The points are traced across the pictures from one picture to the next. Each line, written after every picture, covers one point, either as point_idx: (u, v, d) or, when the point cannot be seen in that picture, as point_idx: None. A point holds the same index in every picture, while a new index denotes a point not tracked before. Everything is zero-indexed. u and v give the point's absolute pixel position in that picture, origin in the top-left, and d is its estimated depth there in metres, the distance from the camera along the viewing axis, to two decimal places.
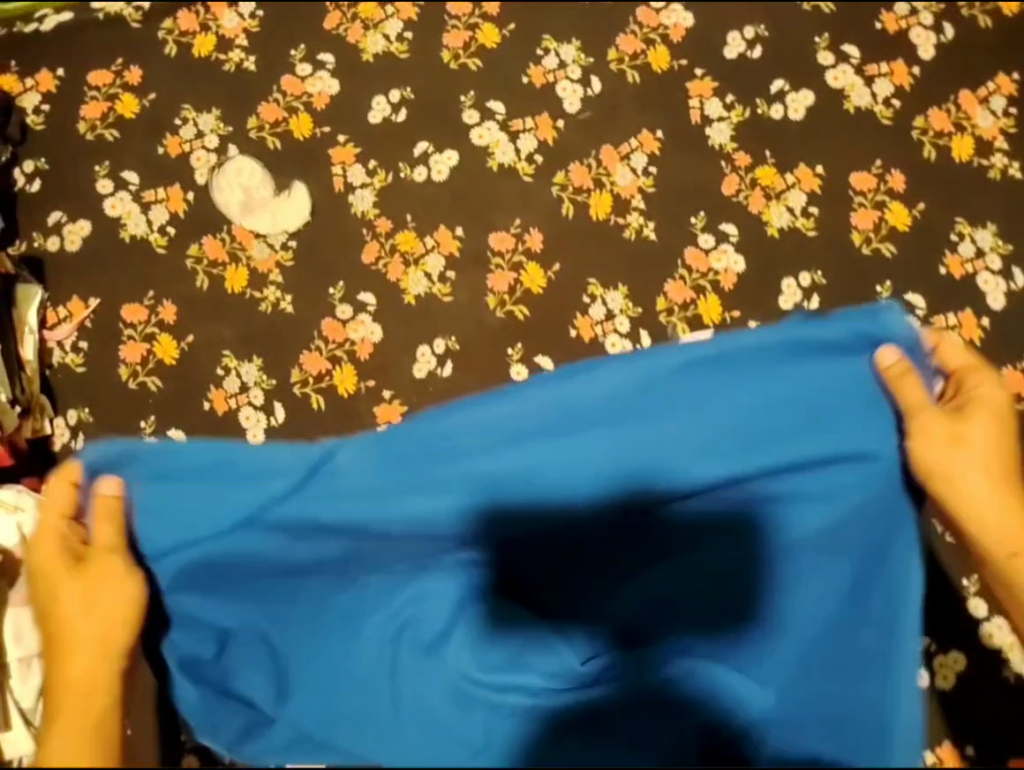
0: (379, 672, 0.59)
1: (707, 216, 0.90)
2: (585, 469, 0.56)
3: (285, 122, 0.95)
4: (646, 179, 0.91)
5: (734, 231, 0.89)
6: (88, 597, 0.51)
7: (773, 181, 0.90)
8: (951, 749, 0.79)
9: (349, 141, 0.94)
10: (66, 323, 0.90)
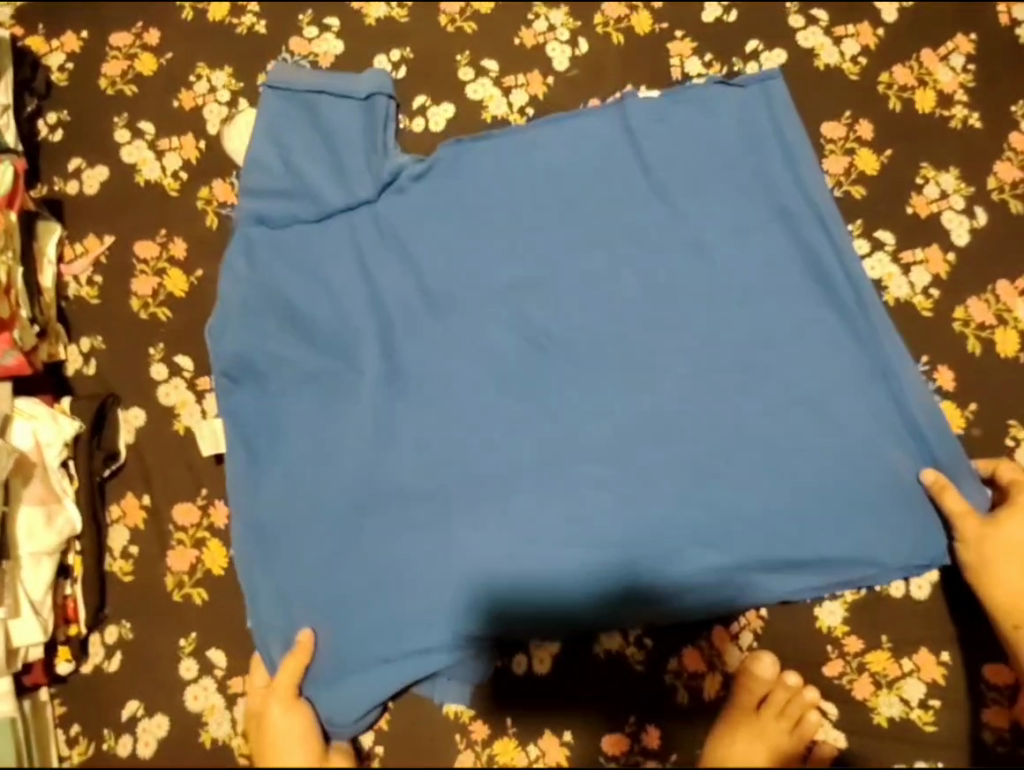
0: (463, 418, 0.89)
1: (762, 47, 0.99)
2: (589, 194, 0.95)
3: (310, 59, 1.02)
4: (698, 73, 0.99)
5: (782, 58, 0.99)
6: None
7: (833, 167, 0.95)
8: (927, 654, 0.84)
9: (392, 55, 1.02)
10: (82, 259, 0.96)
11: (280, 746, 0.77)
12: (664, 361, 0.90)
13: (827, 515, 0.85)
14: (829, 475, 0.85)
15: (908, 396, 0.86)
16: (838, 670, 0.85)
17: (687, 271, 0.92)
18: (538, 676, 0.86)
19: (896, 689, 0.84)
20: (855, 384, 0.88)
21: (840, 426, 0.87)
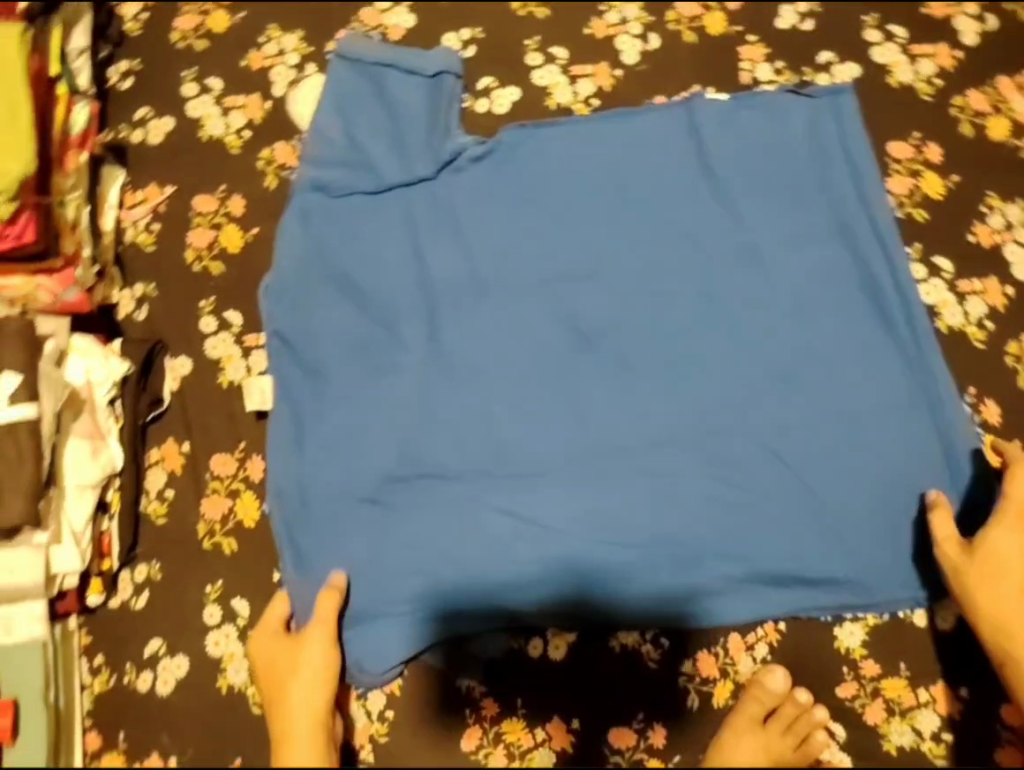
0: (509, 398, 0.92)
1: (836, 57, 1.01)
2: (651, 190, 0.97)
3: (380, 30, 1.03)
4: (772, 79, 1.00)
5: (856, 71, 1.00)
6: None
7: (900, 186, 0.96)
8: (944, 687, 0.85)
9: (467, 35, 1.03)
10: (142, 206, 0.97)
11: (297, 677, 0.80)
12: (704, 368, 0.93)
13: (839, 531, 0.88)
14: (851, 493, 0.89)
15: (948, 425, 0.89)
16: (851, 691, 0.86)
17: (743, 276, 0.95)
18: (552, 662, 0.88)
19: (909, 718, 0.84)
20: (897, 407, 0.90)
21: (878, 447, 0.89)
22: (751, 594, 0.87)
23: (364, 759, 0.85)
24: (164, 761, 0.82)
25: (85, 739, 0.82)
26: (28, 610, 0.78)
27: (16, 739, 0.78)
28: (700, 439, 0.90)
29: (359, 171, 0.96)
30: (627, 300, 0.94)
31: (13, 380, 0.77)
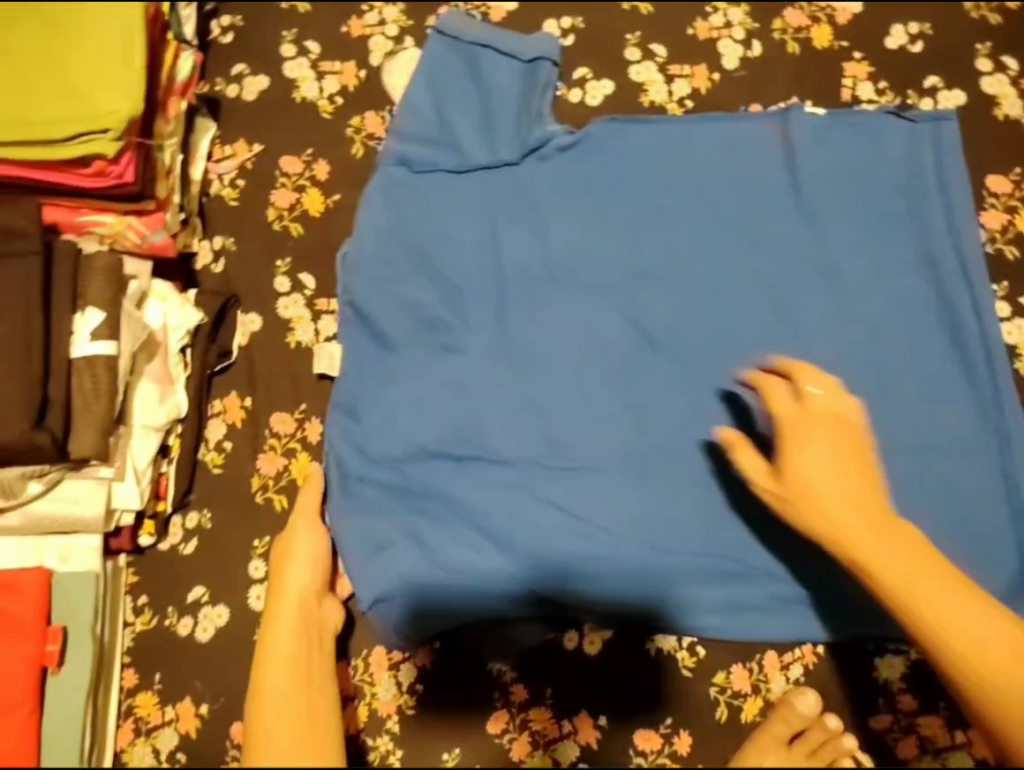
0: (573, 392, 0.91)
1: (941, 82, 0.99)
2: (737, 198, 0.96)
3: (482, 10, 1.03)
4: (871, 100, 0.99)
5: (961, 99, 0.98)
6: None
7: (995, 221, 0.95)
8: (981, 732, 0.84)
9: (566, 21, 1.03)
10: (229, 160, 0.98)
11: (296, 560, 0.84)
12: (772, 383, 0.91)
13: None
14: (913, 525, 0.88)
15: (1018, 467, 0.87)
16: (885, 725, 0.86)
17: (821, 295, 0.94)
18: (586, 656, 0.89)
19: (943, 759, 0.84)
20: (969, 446, 0.89)
21: (945, 482, 0.88)
22: (798, 617, 0.87)
23: (390, 728, 0.87)
24: (196, 707, 0.83)
25: (122, 676, 0.84)
26: (83, 541, 0.81)
27: (61, 667, 0.77)
28: None
29: (445, 149, 0.96)
30: (700, 306, 0.93)
31: (97, 315, 0.78)
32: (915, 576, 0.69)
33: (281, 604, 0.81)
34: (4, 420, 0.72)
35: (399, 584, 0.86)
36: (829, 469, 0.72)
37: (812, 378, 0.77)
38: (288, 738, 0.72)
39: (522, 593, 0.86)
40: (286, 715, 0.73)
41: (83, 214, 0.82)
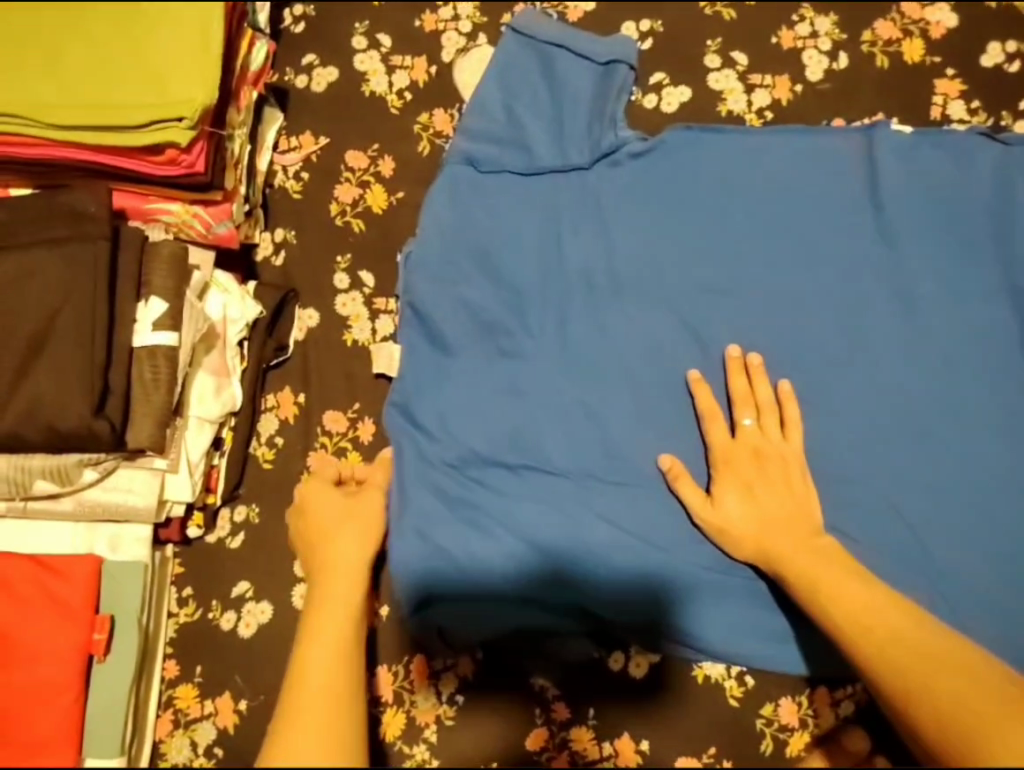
0: (632, 407, 0.88)
1: None
2: (812, 215, 0.92)
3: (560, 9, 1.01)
4: (961, 119, 0.94)
5: None
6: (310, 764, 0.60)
7: None
8: None
9: (645, 23, 1.00)
10: (295, 153, 0.97)
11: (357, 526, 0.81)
12: (841, 410, 0.88)
13: (951, 602, 0.83)
14: (981, 567, 0.84)
15: None
16: None
17: (897, 321, 0.90)
18: (631, 679, 0.87)
19: None
20: None
21: (1018, 525, 0.85)
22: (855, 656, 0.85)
23: (426, 737, 0.86)
24: (235, 703, 0.83)
25: (164, 667, 0.84)
26: (133, 531, 0.80)
27: (107, 655, 0.77)
28: (821, 482, 0.87)
29: (514, 150, 0.94)
30: (769, 326, 0.90)
31: (160, 305, 0.77)
32: (844, 582, 0.77)
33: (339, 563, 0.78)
34: (66, 405, 0.72)
35: (449, 589, 0.84)
36: (741, 503, 0.84)
37: (747, 410, 0.86)
38: (325, 690, 0.67)
39: (570, 608, 0.84)
40: (326, 668, 0.69)
41: (150, 203, 0.82)
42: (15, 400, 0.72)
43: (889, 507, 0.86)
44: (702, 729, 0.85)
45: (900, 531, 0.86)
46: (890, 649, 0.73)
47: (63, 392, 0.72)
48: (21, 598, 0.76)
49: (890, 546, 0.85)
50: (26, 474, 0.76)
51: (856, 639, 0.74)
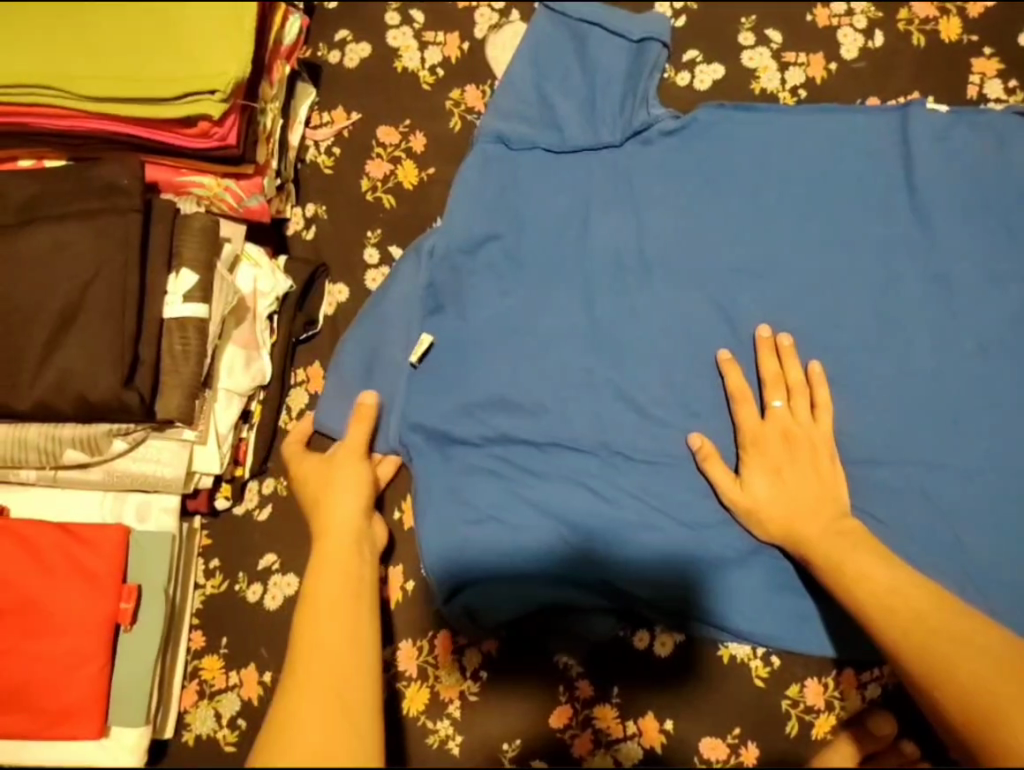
0: (662, 385, 0.88)
1: None
2: (848, 196, 0.91)
3: None
4: (999, 98, 0.93)
5: None
6: (314, 704, 0.57)
7: None
8: None
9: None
10: (327, 128, 0.97)
11: (339, 482, 0.80)
12: (873, 392, 0.87)
13: (982, 585, 0.82)
14: (1011, 552, 0.83)
15: None
16: None
17: (930, 303, 0.89)
18: (656, 658, 0.86)
19: None
20: None
21: None
22: None
23: (450, 713, 0.86)
24: (260, 675, 0.83)
25: (190, 637, 0.84)
26: (160, 501, 0.80)
27: (134, 625, 0.77)
28: (851, 464, 0.86)
29: (544, 127, 0.93)
30: (801, 307, 0.89)
31: (191, 277, 0.77)
32: (876, 564, 0.77)
33: (332, 527, 0.76)
34: (96, 375, 0.71)
35: (476, 573, 0.84)
36: (770, 485, 0.83)
37: (778, 392, 0.85)
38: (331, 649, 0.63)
39: (596, 582, 0.84)
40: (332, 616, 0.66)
41: (182, 175, 0.81)
42: (44, 369, 0.72)
43: (919, 487, 0.85)
44: (727, 710, 0.85)
45: (932, 513, 0.85)
46: (914, 631, 0.72)
47: (93, 361, 0.71)
48: (49, 568, 0.76)
49: (920, 528, 0.84)
50: (56, 443, 0.75)
51: (881, 622, 0.74)
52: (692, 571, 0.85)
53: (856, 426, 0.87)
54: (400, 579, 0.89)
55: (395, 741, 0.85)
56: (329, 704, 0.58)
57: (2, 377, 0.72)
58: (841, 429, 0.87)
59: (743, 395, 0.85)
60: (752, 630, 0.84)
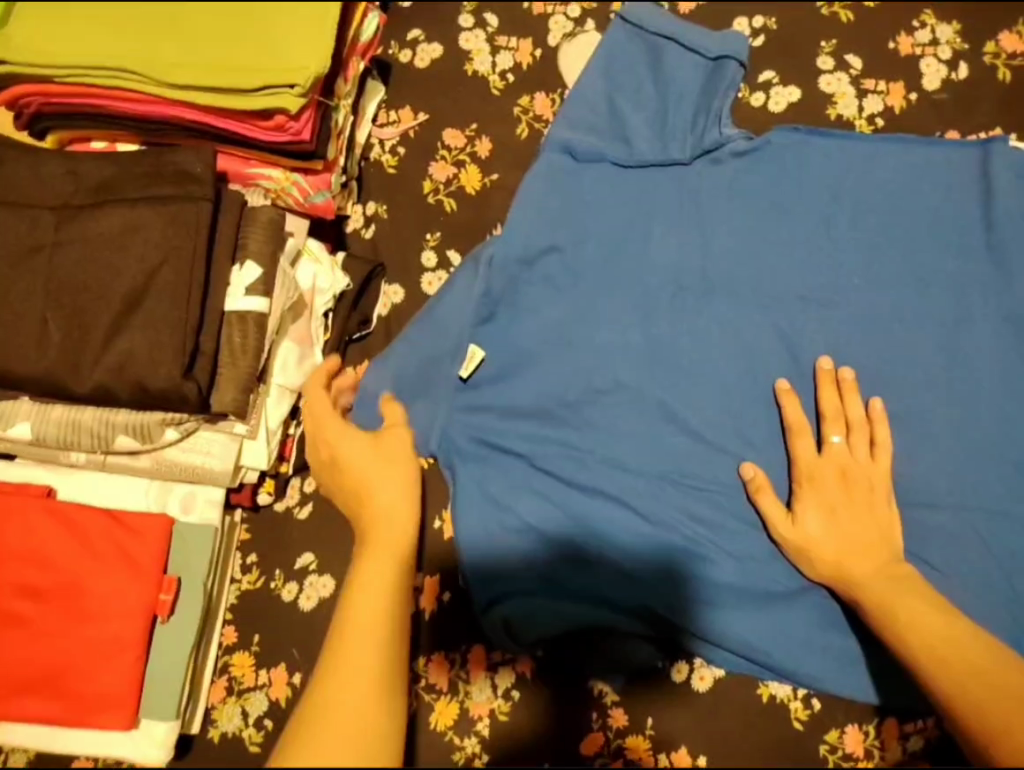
0: (717, 412, 0.86)
1: None
2: (921, 231, 0.88)
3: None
4: None
5: None
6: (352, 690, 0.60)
7: None
8: None
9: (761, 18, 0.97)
10: (393, 127, 0.96)
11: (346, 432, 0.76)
12: (935, 435, 0.84)
13: None
14: None
15: None
16: None
17: (1000, 347, 0.86)
18: (693, 692, 0.84)
19: None
20: None
21: None
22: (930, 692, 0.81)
23: (478, 730, 0.84)
24: (289, 677, 0.81)
25: (222, 632, 0.83)
26: (205, 493, 0.79)
27: (171, 617, 0.76)
28: (907, 507, 0.83)
29: (613, 140, 0.92)
30: (866, 342, 0.87)
31: (254, 270, 0.76)
32: (932, 613, 0.74)
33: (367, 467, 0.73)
34: (155, 364, 0.70)
35: (513, 588, 0.82)
36: (822, 523, 0.80)
37: (837, 428, 0.83)
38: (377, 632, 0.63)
39: (636, 604, 0.82)
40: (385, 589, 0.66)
41: (252, 166, 0.81)
42: (105, 354, 0.71)
43: (978, 537, 0.82)
44: (762, 750, 0.82)
45: (989, 563, 0.82)
46: (970, 687, 0.70)
47: (155, 349, 0.70)
48: (94, 551, 0.75)
49: (976, 579, 0.81)
50: (109, 429, 0.74)
51: (933, 675, 0.71)
52: (737, 605, 0.82)
53: (915, 468, 0.84)
54: (437, 591, 0.87)
55: (420, 755, 0.83)
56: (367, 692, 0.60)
57: (62, 359, 0.71)
58: (900, 470, 0.84)
59: (801, 429, 0.83)
60: (795, 671, 0.82)
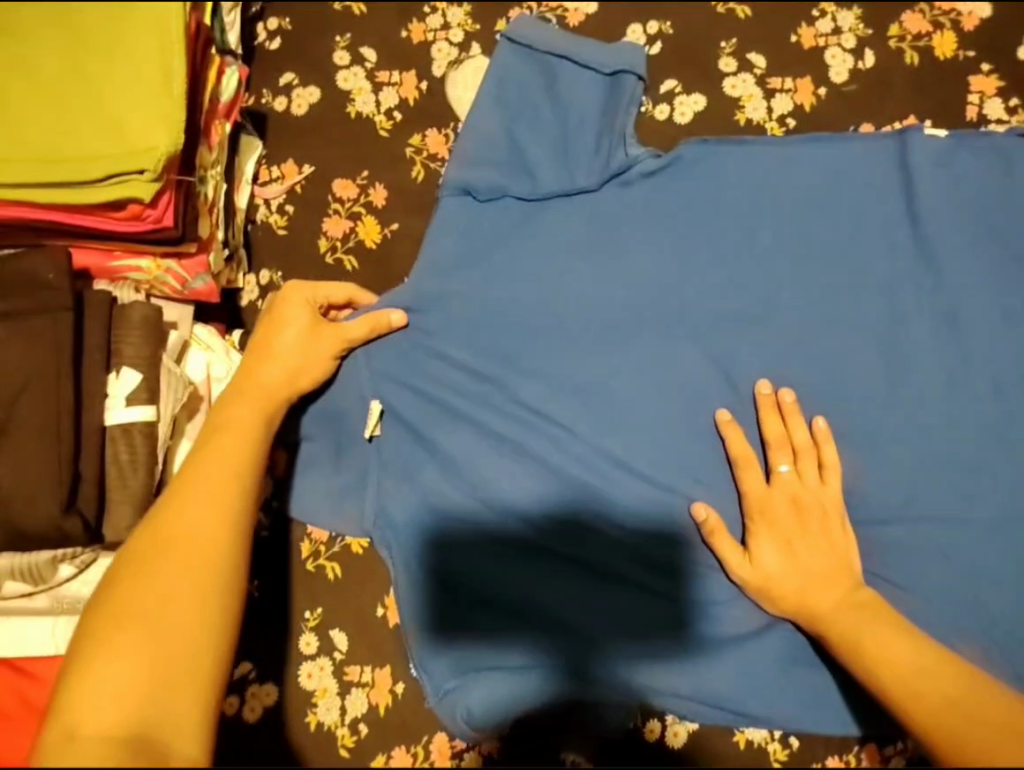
0: (658, 452, 0.81)
1: None
2: (844, 234, 0.84)
3: (561, 12, 0.93)
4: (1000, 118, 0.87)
5: None
6: (160, 584, 0.58)
7: None
8: None
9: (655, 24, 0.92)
10: (277, 184, 0.89)
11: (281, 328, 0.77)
12: (883, 446, 0.81)
13: (1007, 649, 0.77)
14: None
15: None
16: None
17: (938, 345, 0.83)
18: (668, 750, 0.81)
19: None
20: None
21: None
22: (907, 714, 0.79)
23: None
24: None
25: None
26: None
27: None
28: (861, 526, 0.80)
29: (514, 172, 0.86)
30: (802, 357, 0.83)
31: (133, 376, 0.69)
32: (897, 638, 0.71)
33: (269, 366, 0.75)
34: (32, 503, 0.63)
35: (460, 655, 0.78)
36: (780, 557, 0.77)
37: (783, 455, 0.79)
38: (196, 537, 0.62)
39: (607, 674, 0.77)
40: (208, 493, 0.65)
41: (117, 260, 0.74)
42: None
43: (938, 547, 0.80)
44: None
45: (951, 573, 0.79)
46: (948, 716, 0.65)
47: (26, 486, 0.63)
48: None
49: (940, 591, 0.79)
50: None
51: (907, 707, 0.67)
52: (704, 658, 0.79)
53: (867, 483, 0.81)
54: (389, 683, 0.82)
55: None
56: (169, 577, 0.59)
57: None
58: (852, 488, 0.81)
59: (744, 462, 0.79)
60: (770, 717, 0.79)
